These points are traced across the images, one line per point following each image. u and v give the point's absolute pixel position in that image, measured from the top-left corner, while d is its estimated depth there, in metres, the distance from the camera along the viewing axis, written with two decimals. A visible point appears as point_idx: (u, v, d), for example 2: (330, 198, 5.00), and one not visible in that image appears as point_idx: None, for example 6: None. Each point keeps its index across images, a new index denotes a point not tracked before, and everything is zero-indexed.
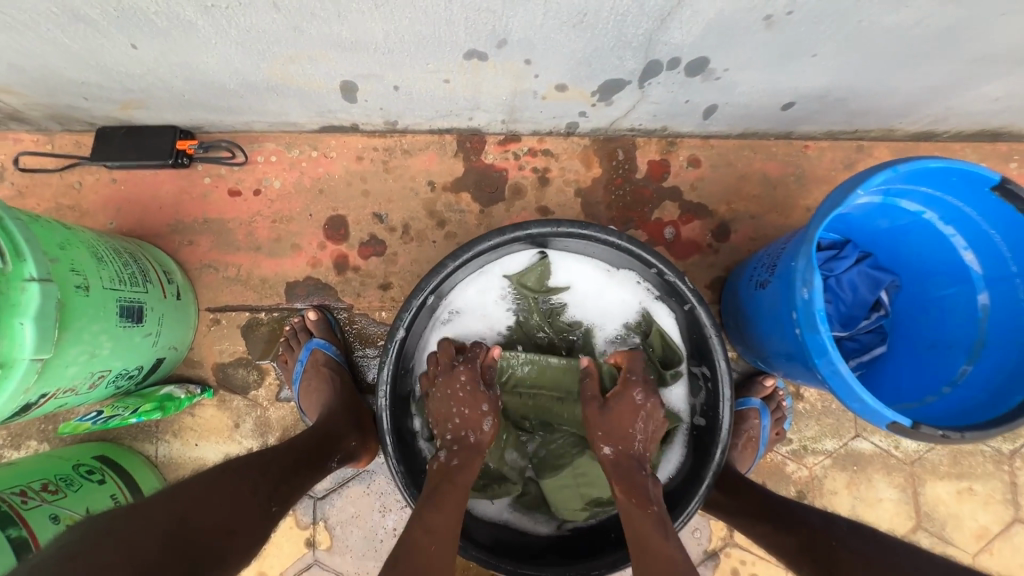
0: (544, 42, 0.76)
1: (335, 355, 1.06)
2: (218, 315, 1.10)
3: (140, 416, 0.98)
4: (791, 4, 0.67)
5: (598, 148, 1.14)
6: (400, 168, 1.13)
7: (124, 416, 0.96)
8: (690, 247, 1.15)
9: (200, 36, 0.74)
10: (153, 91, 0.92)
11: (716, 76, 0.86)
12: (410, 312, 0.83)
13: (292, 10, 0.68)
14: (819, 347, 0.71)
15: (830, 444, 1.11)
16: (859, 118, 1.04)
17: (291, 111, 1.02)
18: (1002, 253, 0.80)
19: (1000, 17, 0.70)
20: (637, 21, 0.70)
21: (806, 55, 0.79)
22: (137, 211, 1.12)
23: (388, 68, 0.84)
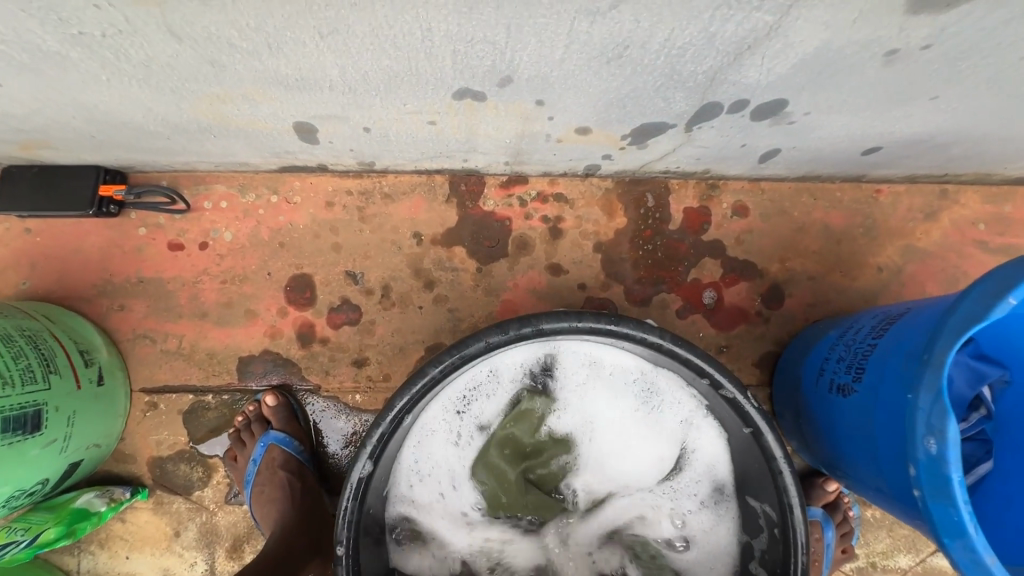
0: (564, 81, 0.54)
1: (296, 454, 0.87)
2: (155, 397, 0.90)
3: (39, 544, 0.79)
4: (931, 35, 0.45)
5: (623, 192, 0.93)
6: (379, 216, 0.92)
7: (17, 544, 0.78)
8: (734, 315, 0.94)
9: (82, 70, 0.53)
10: (52, 131, 0.71)
11: (791, 120, 0.64)
12: (380, 437, 0.62)
13: (201, 40, 0.47)
14: (953, 523, 0.50)
15: (905, 561, 0.90)
16: (956, 163, 0.83)
17: (239, 152, 0.80)
18: None
19: None
20: (698, 57, 0.49)
21: (923, 97, 0.58)
22: (56, 268, 0.91)
23: (353, 109, 0.63)
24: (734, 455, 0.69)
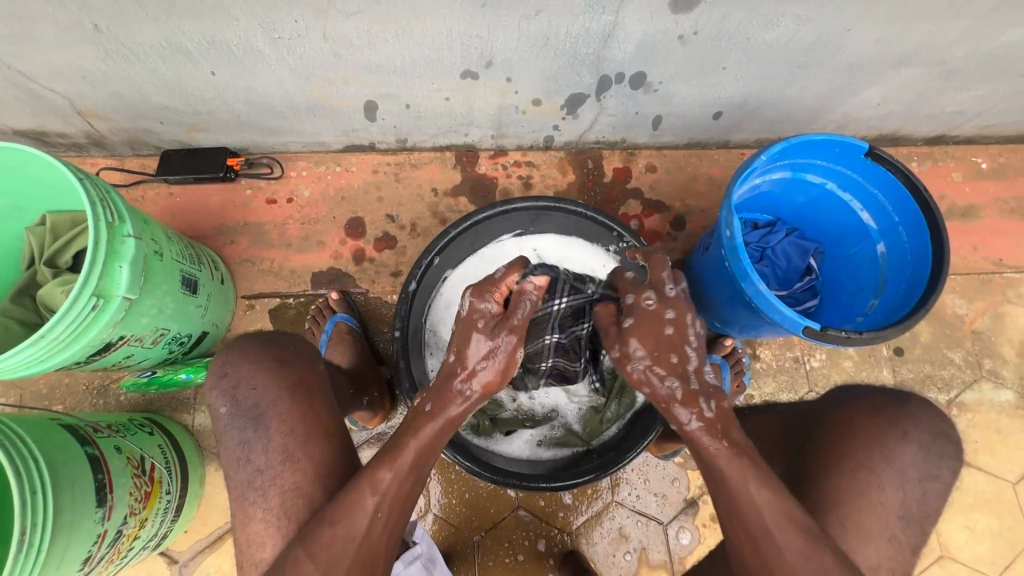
0: (520, 62, 1.02)
1: (355, 326, 1.22)
2: (253, 301, 1.29)
3: (189, 370, 1.16)
4: (695, 25, 0.93)
5: (571, 159, 1.39)
6: (409, 178, 1.37)
7: (175, 371, 1.14)
8: (653, 236, 1.37)
9: (264, 63, 1.00)
10: (217, 114, 1.17)
11: (655, 88, 1.12)
12: (422, 269, 1.04)
13: (336, 40, 0.94)
14: (743, 272, 0.91)
15: (788, 398, 1.27)
16: (778, 126, 1.30)
17: (322, 132, 1.27)
18: (886, 208, 1.02)
19: (847, 33, 0.96)
20: (586, 42, 0.97)
21: (718, 67, 1.06)
22: (188, 218, 1.33)
23: (403, 88, 1.10)
24: None
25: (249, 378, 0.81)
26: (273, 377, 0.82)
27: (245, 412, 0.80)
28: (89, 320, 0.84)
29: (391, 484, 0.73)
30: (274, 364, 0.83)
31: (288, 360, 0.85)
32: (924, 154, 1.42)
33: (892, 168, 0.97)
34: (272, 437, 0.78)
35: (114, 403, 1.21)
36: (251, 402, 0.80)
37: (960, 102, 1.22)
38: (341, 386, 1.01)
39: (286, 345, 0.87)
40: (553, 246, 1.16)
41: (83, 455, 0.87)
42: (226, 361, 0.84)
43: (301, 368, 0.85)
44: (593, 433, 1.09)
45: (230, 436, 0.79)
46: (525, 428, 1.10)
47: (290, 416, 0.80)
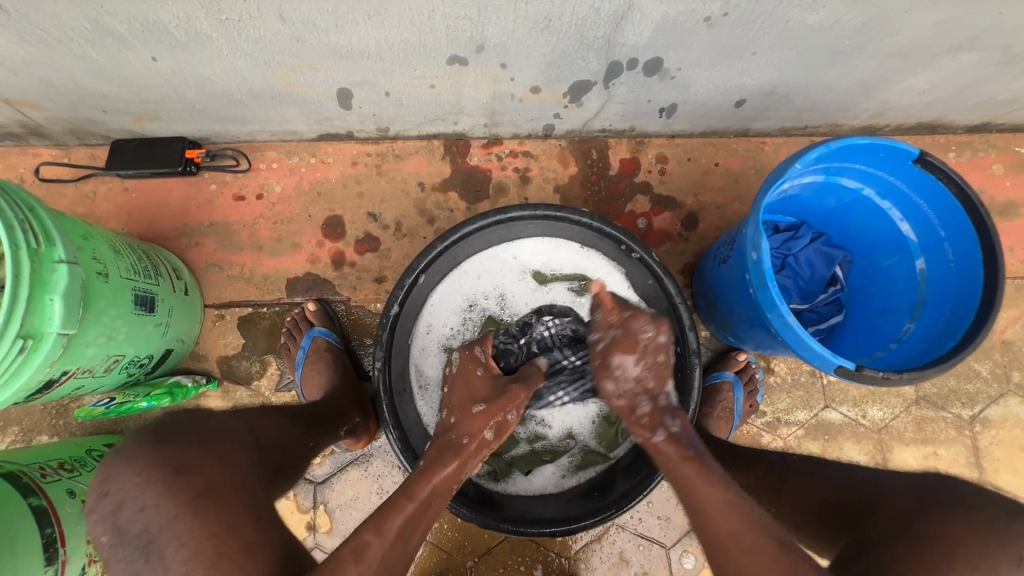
0: (516, 46, 0.87)
1: (335, 342, 1.12)
2: (223, 310, 1.18)
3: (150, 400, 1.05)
4: (724, 6, 0.78)
5: (573, 149, 1.25)
6: (392, 171, 1.22)
7: (134, 400, 1.04)
8: (662, 236, 1.25)
9: (213, 47, 0.84)
10: (167, 102, 1.01)
11: (671, 75, 0.97)
12: (403, 289, 0.92)
13: (296, 21, 0.78)
14: (770, 302, 0.80)
15: (802, 415, 1.18)
16: (806, 114, 1.16)
17: (292, 120, 1.11)
18: (931, 221, 0.90)
19: (903, 15, 0.81)
20: (595, 25, 0.81)
21: (747, 53, 0.91)
22: (147, 217, 1.20)
23: (380, 75, 0.95)
24: None
25: (133, 498, 0.58)
26: (169, 487, 0.59)
27: (132, 541, 0.57)
28: (18, 364, 0.73)
29: (396, 554, 0.64)
30: (167, 474, 0.60)
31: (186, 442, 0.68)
32: (963, 144, 1.28)
33: (943, 177, 0.84)
34: (170, 568, 0.55)
35: (75, 425, 1.12)
36: (139, 527, 0.57)
37: (1015, 89, 1.08)
38: (296, 438, 0.85)
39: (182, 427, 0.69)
40: (538, 249, 1.04)
41: (26, 510, 0.78)
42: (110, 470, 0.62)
43: (226, 458, 0.67)
44: (613, 446, 0.99)
45: (117, 573, 0.57)
46: (543, 462, 1.00)
47: (193, 537, 0.56)
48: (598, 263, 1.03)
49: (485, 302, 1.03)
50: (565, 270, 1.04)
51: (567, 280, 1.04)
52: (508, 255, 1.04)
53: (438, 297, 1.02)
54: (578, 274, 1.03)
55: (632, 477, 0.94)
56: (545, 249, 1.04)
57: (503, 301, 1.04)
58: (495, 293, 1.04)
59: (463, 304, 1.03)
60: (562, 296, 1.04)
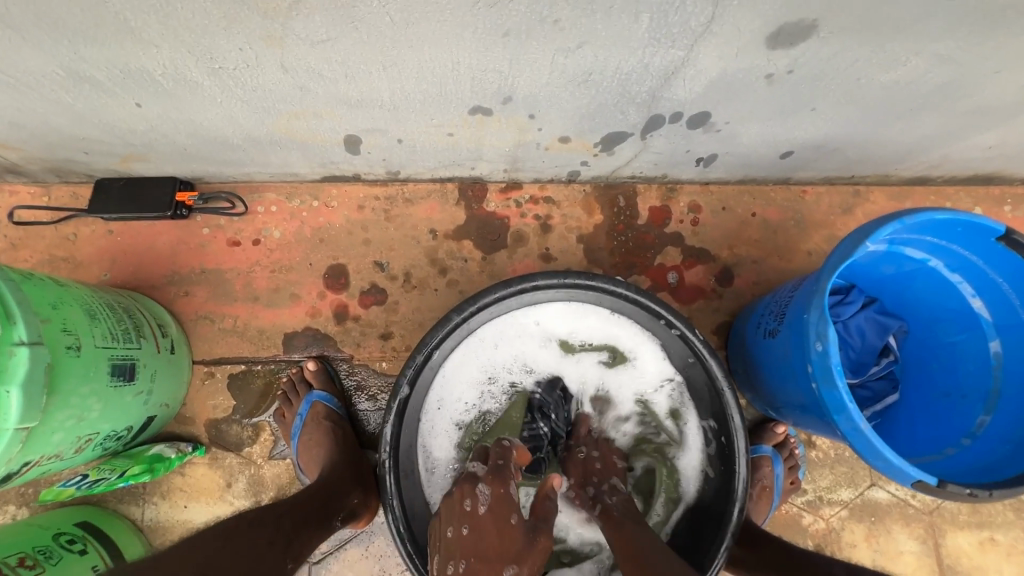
0: (548, 98, 0.77)
1: (335, 408, 1.02)
2: (213, 367, 1.07)
3: (126, 479, 0.95)
4: (791, 64, 0.68)
5: (599, 195, 1.15)
6: (402, 217, 1.12)
7: (110, 479, 0.93)
8: (694, 292, 1.14)
9: (206, 94, 0.74)
10: (155, 146, 0.91)
11: (717, 128, 0.87)
12: (413, 367, 0.82)
13: (300, 71, 0.68)
14: (838, 402, 0.69)
15: (846, 494, 1.08)
16: (856, 165, 1.06)
17: (293, 164, 1.01)
18: (1012, 302, 0.80)
19: (992, 75, 0.71)
20: (641, 79, 0.71)
21: (806, 109, 0.81)
22: (132, 263, 1.09)
23: (393, 123, 0.85)
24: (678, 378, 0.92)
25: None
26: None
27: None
28: None
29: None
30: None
31: None
32: (1021, 197, 1.18)
33: None
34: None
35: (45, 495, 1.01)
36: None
37: None
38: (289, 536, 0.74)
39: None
40: (563, 315, 0.93)
41: None
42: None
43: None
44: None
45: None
46: (562, 567, 0.89)
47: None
48: (631, 332, 0.92)
49: (503, 374, 0.94)
50: (592, 339, 0.94)
51: (596, 350, 0.94)
52: (530, 321, 0.93)
53: (451, 370, 0.91)
54: (608, 343, 0.94)
55: None
56: (570, 315, 0.93)
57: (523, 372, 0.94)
58: (513, 363, 0.94)
59: (480, 375, 0.93)
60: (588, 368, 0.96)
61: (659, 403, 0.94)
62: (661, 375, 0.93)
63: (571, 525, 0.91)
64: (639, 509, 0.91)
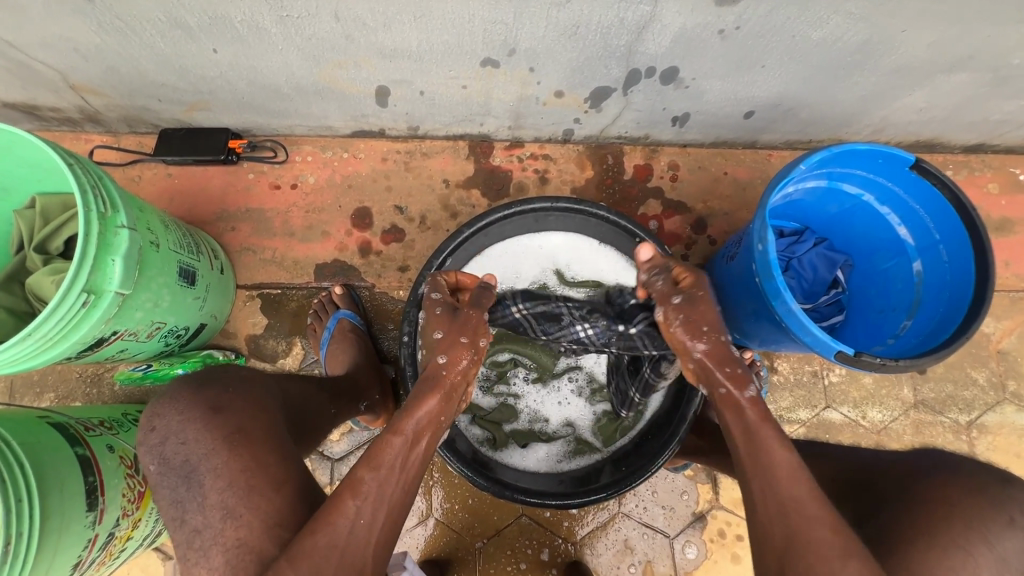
0: (545, 52, 0.95)
1: (359, 324, 1.18)
2: (254, 292, 1.25)
3: (184, 367, 1.12)
4: (737, 20, 0.86)
5: (590, 154, 1.32)
6: (419, 168, 1.30)
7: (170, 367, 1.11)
8: (672, 238, 1.31)
9: (271, 42, 0.92)
10: (218, 93, 1.10)
11: (686, 84, 1.05)
12: (431, 270, 1.00)
13: (349, 20, 0.87)
14: (775, 290, 0.86)
15: (803, 414, 1.23)
16: (811, 128, 1.23)
17: (329, 116, 1.19)
18: (926, 224, 0.96)
19: (901, 33, 0.89)
20: (618, 34, 0.89)
21: (756, 66, 0.98)
22: (187, 202, 1.27)
23: (418, 74, 1.03)
24: None
25: (178, 431, 0.70)
26: (205, 427, 0.70)
27: (175, 470, 0.68)
28: (79, 317, 0.79)
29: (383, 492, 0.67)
30: (206, 412, 0.71)
31: (224, 406, 0.72)
32: (961, 163, 1.35)
33: (938, 183, 0.90)
34: (207, 494, 0.66)
35: (108, 394, 1.18)
36: (181, 458, 0.69)
37: (1007, 111, 1.15)
38: (317, 406, 0.92)
39: (223, 391, 0.75)
40: (561, 246, 1.11)
41: (72, 457, 0.83)
42: (154, 413, 0.73)
43: (241, 414, 0.72)
44: (609, 442, 1.04)
45: (163, 495, 0.68)
46: (539, 442, 1.05)
47: (228, 468, 0.68)
48: (614, 262, 1.09)
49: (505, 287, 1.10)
50: (584, 263, 1.10)
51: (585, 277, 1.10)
52: (532, 247, 1.11)
53: None
54: (596, 273, 1.10)
55: (619, 469, 0.99)
56: (566, 242, 1.11)
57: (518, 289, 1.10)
58: (515, 279, 1.10)
59: None
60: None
61: None
62: None
63: (551, 423, 1.07)
64: (612, 414, 1.05)
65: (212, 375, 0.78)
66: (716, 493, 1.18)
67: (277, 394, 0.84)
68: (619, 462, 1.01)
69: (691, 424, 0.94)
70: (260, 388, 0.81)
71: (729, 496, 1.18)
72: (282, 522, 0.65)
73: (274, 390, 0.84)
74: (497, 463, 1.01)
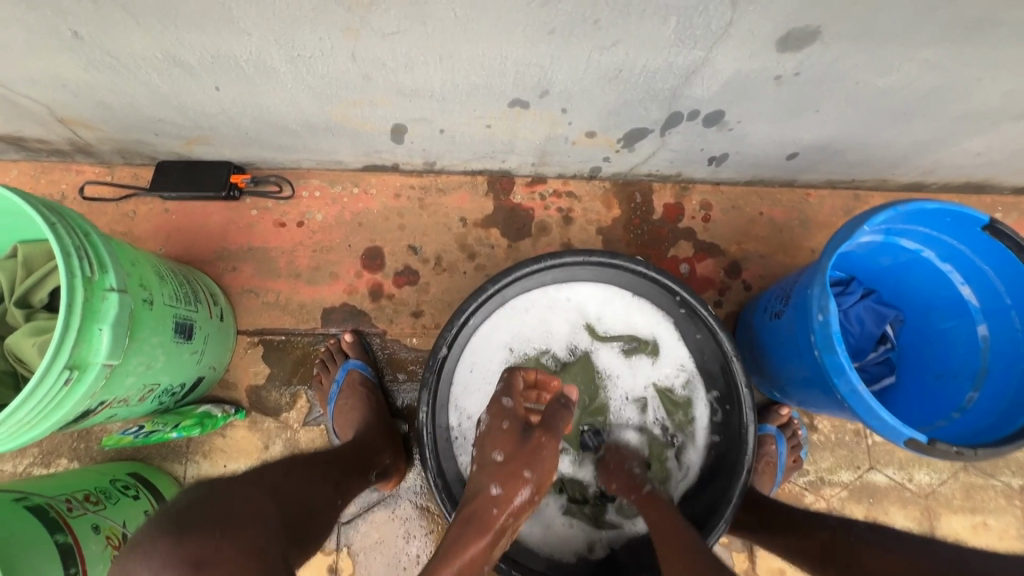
0: (581, 94, 0.86)
1: (370, 376, 1.10)
2: (256, 338, 1.16)
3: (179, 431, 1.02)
4: (798, 67, 0.77)
5: (617, 192, 1.24)
6: (435, 205, 1.21)
7: (164, 431, 1.01)
8: (704, 283, 1.22)
9: (280, 81, 0.84)
10: (220, 128, 1.01)
11: (730, 127, 0.96)
12: (453, 329, 0.91)
13: (367, 61, 0.78)
14: (837, 366, 0.77)
15: (845, 476, 1.14)
16: (856, 169, 1.15)
17: (340, 151, 1.11)
18: (996, 287, 0.88)
19: (977, 82, 0.80)
20: (664, 78, 0.81)
21: (810, 110, 0.90)
22: (185, 239, 1.18)
23: (439, 113, 0.94)
24: (694, 355, 0.99)
25: None
26: None
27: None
28: (61, 396, 0.70)
29: None
30: (188, 575, 0.52)
31: (211, 559, 0.53)
32: (1011, 205, 1.27)
33: (1014, 246, 0.82)
34: None
35: (96, 450, 1.08)
36: None
37: None
38: (325, 507, 0.77)
39: (207, 536, 0.55)
40: (592, 298, 1.02)
41: (52, 546, 0.75)
42: (117, 570, 0.54)
43: (239, 563, 0.55)
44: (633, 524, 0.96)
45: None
46: (557, 517, 0.97)
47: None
48: (650, 316, 1.01)
49: (530, 341, 1.01)
50: (616, 317, 1.02)
51: (617, 332, 1.02)
52: (560, 299, 1.02)
53: (482, 337, 1.00)
54: (629, 326, 1.02)
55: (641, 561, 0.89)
56: (597, 294, 1.02)
57: (549, 347, 1.02)
58: (541, 334, 1.02)
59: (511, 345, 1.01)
60: (610, 357, 1.02)
61: (680, 383, 1.00)
62: (678, 352, 1.00)
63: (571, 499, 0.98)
64: None
65: (190, 509, 0.58)
66: (753, 562, 1.10)
67: (277, 515, 0.66)
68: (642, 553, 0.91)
69: (735, 510, 0.84)
70: (251, 512, 0.62)
71: (767, 566, 1.09)
72: None
73: (272, 510, 0.66)
74: (515, 542, 0.92)
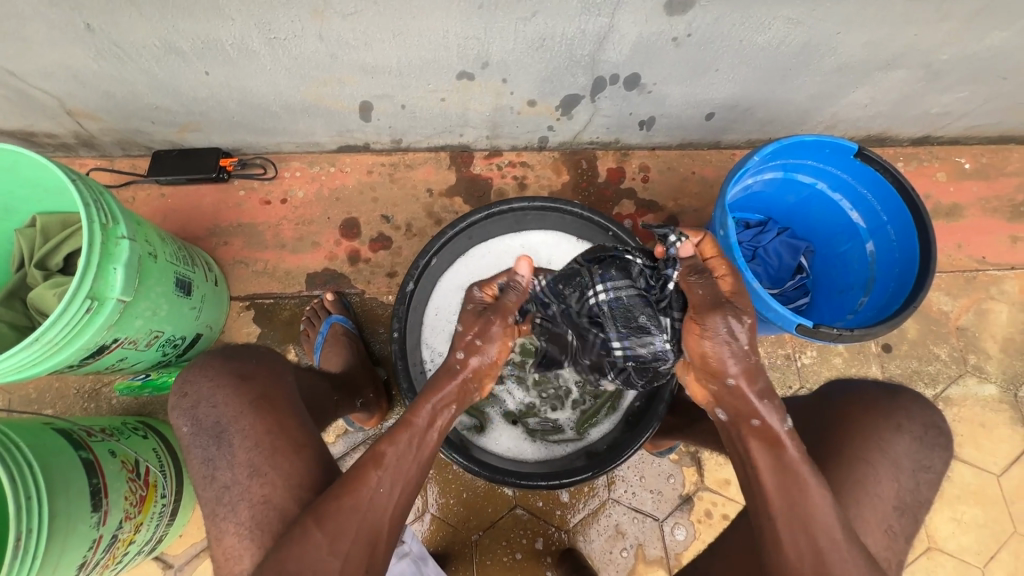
0: (515, 63, 1.03)
1: (351, 327, 1.22)
2: (248, 302, 1.29)
3: None
4: (688, 28, 0.94)
5: (566, 159, 1.40)
6: (404, 178, 1.36)
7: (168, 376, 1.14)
8: (646, 235, 1.38)
9: (260, 63, 0.99)
10: (210, 113, 1.16)
11: (648, 89, 1.13)
12: (418, 268, 1.04)
13: (332, 40, 0.94)
14: (738, 271, 0.93)
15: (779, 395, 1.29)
16: (769, 127, 1.32)
17: (317, 132, 1.26)
18: (874, 207, 1.05)
19: (836, 35, 0.98)
20: (582, 44, 0.98)
21: (711, 69, 1.07)
22: (180, 219, 1.32)
23: (399, 89, 1.10)
24: None
25: (209, 396, 0.79)
26: (235, 392, 0.79)
27: (207, 430, 0.77)
28: (83, 323, 0.84)
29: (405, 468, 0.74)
30: (234, 380, 0.80)
31: (250, 376, 0.82)
32: (910, 155, 1.45)
33: (881, 169, 0.99)
34: (235, 452, 0.75)
35: (105, 408, 1.20)
36: (212, 419, 0.78)
37: (945, 104, 1.25)
38: (321, 393, 0.99)
39: (251, 363, 0.83)
40: (541, 243, 1.17)
41: (76, 459, 0.86)
42: (187, 380, 0.81)
43: (264, 382, 0.82)
44: (584, 432, 1.09)
45: (195, 455, 0.77)
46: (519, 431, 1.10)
47: (254, 430, 0.77)
48: None
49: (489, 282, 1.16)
50: (563, 258, 1.17)
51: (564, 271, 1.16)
52: (513, 245, 1.17)
53: (446, 280, 1.15)
54: None
55: (590, 458, 1.03)
56: (545, 239, 1.17)
57: None
58: (498, 275, 1.16)
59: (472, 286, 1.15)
60: None
61: None
62: None
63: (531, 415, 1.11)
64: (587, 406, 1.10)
65: (240, 349, 0.86)
66: (701, 474, 1.23)
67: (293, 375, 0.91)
68: (591, 454, 1.05)
69: (667, 405, 0.98)
70: (284, 365, 0.89)
71: (714, 477, 1.23)
72: (298, 487, 0.74)
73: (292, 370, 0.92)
74: (481, 450, 1.06)
